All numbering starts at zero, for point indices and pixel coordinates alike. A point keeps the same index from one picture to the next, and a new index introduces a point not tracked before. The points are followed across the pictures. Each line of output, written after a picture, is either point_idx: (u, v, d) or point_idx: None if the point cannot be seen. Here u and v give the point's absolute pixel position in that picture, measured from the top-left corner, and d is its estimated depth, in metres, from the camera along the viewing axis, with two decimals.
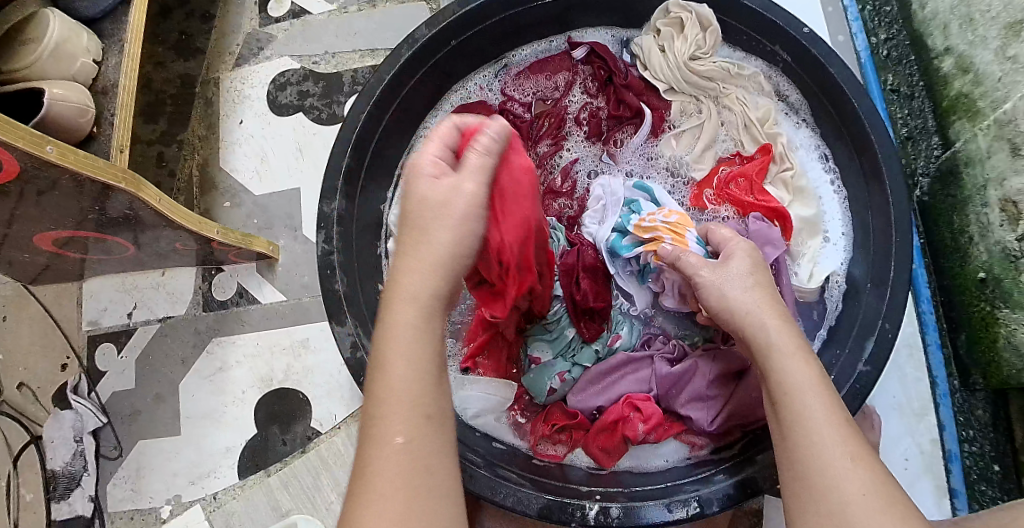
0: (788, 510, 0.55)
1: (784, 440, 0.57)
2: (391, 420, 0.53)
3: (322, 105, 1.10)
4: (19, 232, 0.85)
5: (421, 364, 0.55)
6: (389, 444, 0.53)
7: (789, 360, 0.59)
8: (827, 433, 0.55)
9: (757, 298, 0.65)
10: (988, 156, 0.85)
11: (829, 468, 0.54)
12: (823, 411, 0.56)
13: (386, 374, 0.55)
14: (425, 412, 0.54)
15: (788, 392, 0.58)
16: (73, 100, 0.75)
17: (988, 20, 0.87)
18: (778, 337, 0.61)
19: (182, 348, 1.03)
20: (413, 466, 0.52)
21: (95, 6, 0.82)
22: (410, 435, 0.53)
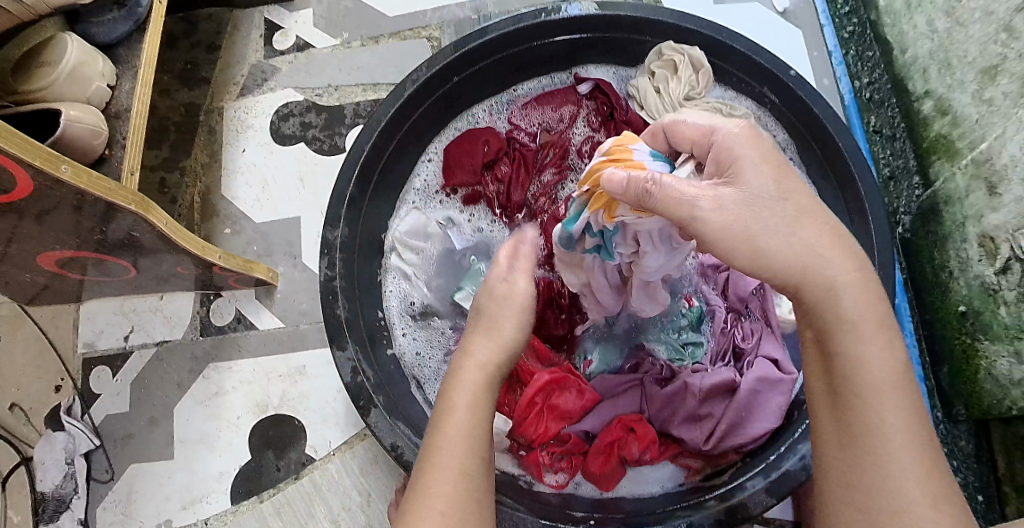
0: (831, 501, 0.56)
1: (848, 433, 0.56)
2: (447, 451, 0.59)
3: (324, 136, 1.13)
4: (20, 251, 0.86)
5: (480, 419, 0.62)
6: (443, 469, 0.58)
7: (868, 345, 0.56)
8: (898, 443, 0.54)
9: (811, 237, 0.59)
10: (966, 195, 0.89)
11: (899, 465, 0.53)
12: (898, 416, 0.55)
13: (447, 419, 0.62)
14: (478, 451, 0.60)
15: (860, 384, 0.56)
16: (87, 122, 0.77)
17: (964, 65, 0.92)
18: (859, 315, 0.57)
19: (178, 371, 1.03)
20: (463, 494, 0.57)
21: (110, 33, 0.84)
22: (463, 467, 0.58)
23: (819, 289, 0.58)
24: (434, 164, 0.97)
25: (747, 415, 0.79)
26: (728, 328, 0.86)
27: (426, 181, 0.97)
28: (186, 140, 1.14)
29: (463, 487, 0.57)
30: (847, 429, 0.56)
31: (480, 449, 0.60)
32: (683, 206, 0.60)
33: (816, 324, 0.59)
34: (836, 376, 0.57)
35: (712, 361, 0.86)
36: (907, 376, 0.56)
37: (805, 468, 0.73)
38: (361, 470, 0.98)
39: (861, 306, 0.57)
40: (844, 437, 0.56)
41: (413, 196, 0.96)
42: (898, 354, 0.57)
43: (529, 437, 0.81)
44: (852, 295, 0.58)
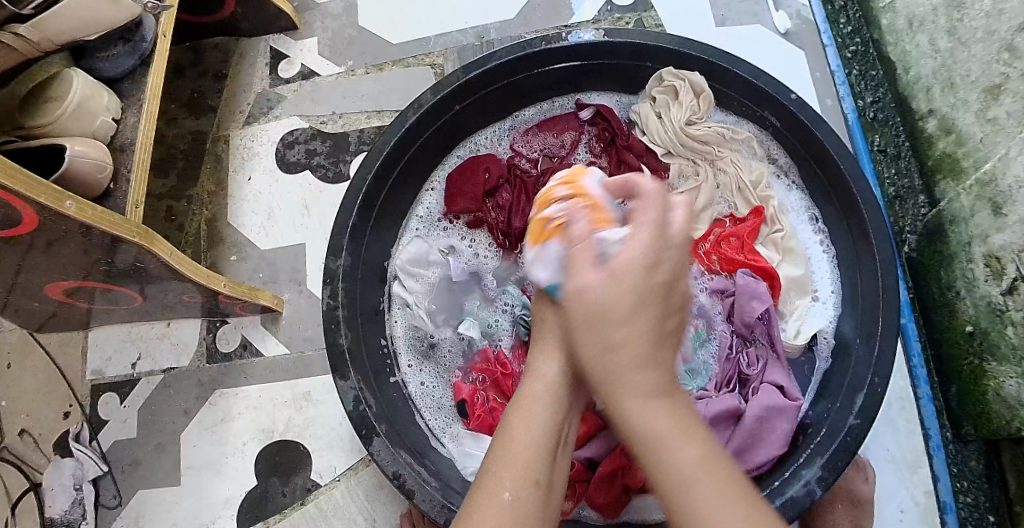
0: None
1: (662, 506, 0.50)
2: (500, 478, 0.51)
3: (329, 163, 1.14)
4: (29, 280, 0.88)
5: (535, 451, 0.53)
6: (491, 499, 0.50)
7: (638, 402, 0.52)
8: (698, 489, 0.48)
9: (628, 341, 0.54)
10: (971, 215, 0.88)
11: (713, 519, 0.47)
12: (688, 460, 0.49)
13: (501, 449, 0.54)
14: (534, 478, 0.52)
15: (648, 443, 0.51)
16: (92, 156, 0.78)
17: (967, 84, 0.92)
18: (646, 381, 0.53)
19: (185, 398, 1.04)
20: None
21: (116, 67, 0.85)
22: (517, 493, 0.50)
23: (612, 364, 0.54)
24: (437, 194, 0.98)
25: (752, 443, 0.78)
26: (734, 354, 0.85)
27: (429, 209, 0.97)
28: (193, 169, 1.15)
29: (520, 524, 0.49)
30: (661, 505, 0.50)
31: (535, 476, 0.52)
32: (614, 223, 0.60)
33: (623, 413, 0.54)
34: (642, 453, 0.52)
35: (718, 388, 0.84)
36: (688, 419, 0.52)
37: (809, 494, 0.74)
38: (367, 496, 0.97)
39: (618, 364, 0.54)
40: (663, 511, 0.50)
41: (417, 224, 0.97)
42: (668, 395, 0.53)
43: None
44: (632, 365, 0.53)
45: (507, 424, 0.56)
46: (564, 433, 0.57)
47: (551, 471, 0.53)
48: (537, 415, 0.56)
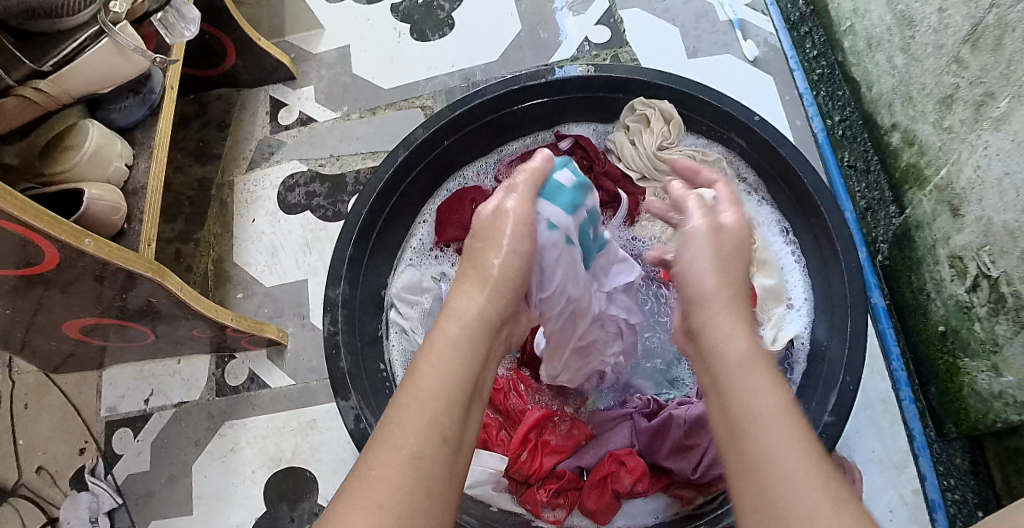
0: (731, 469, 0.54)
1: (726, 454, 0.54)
2: (404, 433, 0.56)
3: (328, 204, 1.20)
4: (47, 320, 0.93)
5: (440, 401, 0.58)
6: (391, 450, 0.55)
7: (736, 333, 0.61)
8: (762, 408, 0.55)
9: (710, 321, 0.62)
10: (934, 219, 0.93)
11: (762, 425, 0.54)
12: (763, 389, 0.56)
13: (414, 392, 0.59)
14: (440, 433, 0.57)
15: (729, 363, 0.58)
16: (108, 200, 0.84)
17: (923, 97, 0.97)
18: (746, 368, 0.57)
19: (196, 430, 1.08)
20: (417, 479, 0.54)
21: (128, 117, 0.92)
22: (419, 451, 0.55)
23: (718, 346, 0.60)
24: (428, 225, 1.04)
25: None
26: None
27: (422, 240, 1.03)
28: (199, 213, 1.22)
29: (416, 474, 0.54)
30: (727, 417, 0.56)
31: (441, 432, 0.57)
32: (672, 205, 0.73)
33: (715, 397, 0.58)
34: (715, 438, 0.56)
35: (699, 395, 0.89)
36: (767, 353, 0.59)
37: None
38: None
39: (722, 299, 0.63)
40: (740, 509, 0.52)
41: (411, 255, 1.03)
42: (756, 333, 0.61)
43: (523, 473, 0.84)
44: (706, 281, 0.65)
45: (415, 370, 0.61)
46: (477, 386, 0.62)
47: (461, 428, 0.59)
48: (448, 365, 0.61)
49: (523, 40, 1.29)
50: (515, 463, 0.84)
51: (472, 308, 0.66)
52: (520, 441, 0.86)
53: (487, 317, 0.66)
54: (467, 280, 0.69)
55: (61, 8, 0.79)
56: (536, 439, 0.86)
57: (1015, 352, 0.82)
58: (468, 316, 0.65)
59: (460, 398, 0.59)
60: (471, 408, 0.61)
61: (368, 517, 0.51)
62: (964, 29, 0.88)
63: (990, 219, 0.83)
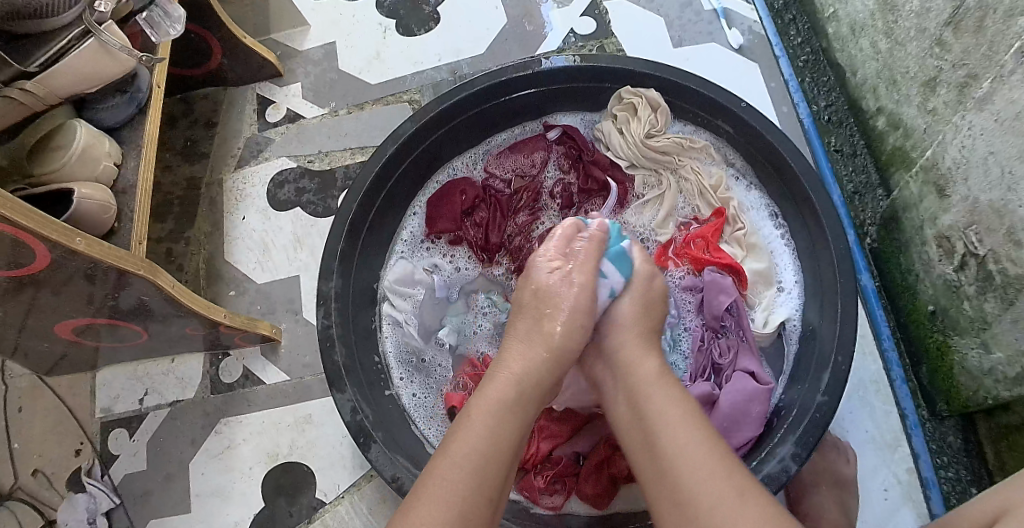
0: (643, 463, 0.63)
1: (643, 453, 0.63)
2: (448, 485, 0.60)
3: (319, 199, 1.20)
4: (40, 321, 0.93)
5: (487, 459, 0.62)
6: (433, 501, 0.59)
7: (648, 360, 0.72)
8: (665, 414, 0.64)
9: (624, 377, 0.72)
10: (921, 200, 0.93)
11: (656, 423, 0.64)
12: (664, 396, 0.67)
13: (465, 437, 0.63)
14: (487, 495, 0.61)
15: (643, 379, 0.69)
16: (98, 198, 0.83)
17: (908, 80, 0.97)
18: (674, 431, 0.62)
19: (191, 429, 1.08)
20: (459, 527, 0.58)
21: (116, 117, 0.91)
22: (467, 508, 0.59)
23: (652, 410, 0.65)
24: (420, 218, 1.04)
25: (732, 426, 0.82)
26: (705, 345, 0.91)
27: (412, 232, 1.03)
28: (189, 211, 1.21)
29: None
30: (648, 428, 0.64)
31: (488, 492, 0.61)
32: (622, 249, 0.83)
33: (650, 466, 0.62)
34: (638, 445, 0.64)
35: (694, 378, 0.90)
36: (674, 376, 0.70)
37: (785, 470, 0.77)
38: (370, 510, 1.01)
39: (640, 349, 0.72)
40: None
41: (402, 247, 1.02)
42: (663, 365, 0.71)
43: (521, 458, 0.86)
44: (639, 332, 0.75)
45: (461, 425, 0.65)
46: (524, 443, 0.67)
47: (502, 488, 0.62)
48: (500, 427, 0.65)
49: (509, 33, 1.29)
50: None
51: (521, 368, 0.71)
52: None
53: (536, 384, 0.71)
54: (530, 341, 0.74)
55: (45, 9, 0.77)
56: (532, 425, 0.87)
57: (1005, 328, 0.82)
58: (523, 376, 0.71)
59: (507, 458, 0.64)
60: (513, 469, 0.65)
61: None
62: (945, 12, 0.88)
63: (976, 198, 0.83)
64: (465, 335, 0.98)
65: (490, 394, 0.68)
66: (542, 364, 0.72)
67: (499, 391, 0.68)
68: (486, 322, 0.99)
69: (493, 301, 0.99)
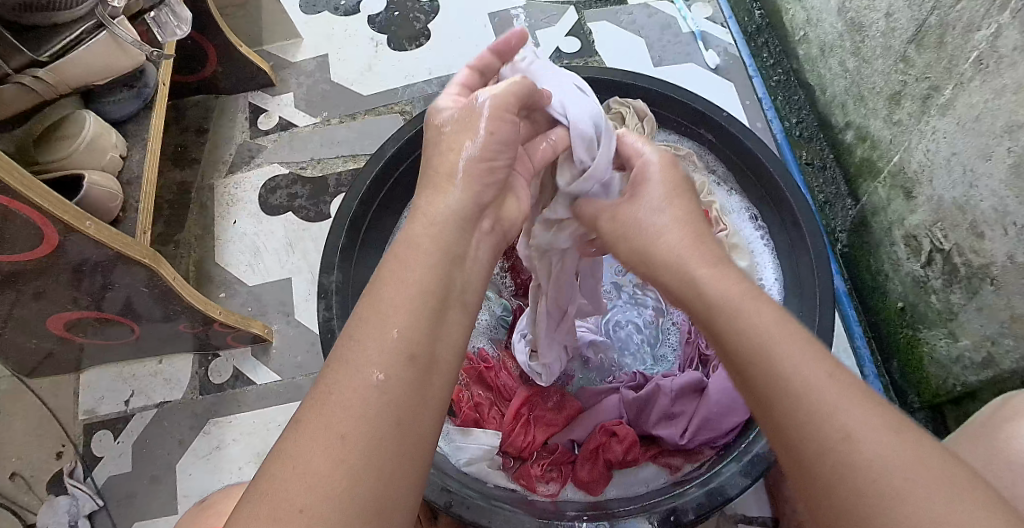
0: (777, 435, 0.50)
1: (768, 418, 0.51)
2: (362, 354, 0.49)
3: (311, 205, 1.22)
4: (32, 313, 0.92)
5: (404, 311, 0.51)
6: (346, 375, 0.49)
7: (741, 312, 0.55)
8: (777, 349, 0.52)
9: (676, 241, 0.63)
10: (889, 204, 0.99)
11: (772, 369, 0.51)
12: (784, 351, 0.51)
13: (372, 291, 0.53)
14: (407, 352, 0.50)
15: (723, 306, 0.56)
16: (107, 186, 0.84)
17: (875, 96, 1.05)
18: (760, 330, 0.53)
19: (179, 430, 1.07)
20: (385, 400, 0.48)
21: (121, 111, 0.93)
22: (387, 372, 0.49)
23: (724, 321, 0.55)
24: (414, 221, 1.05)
25: (723, 411, 0.85)
26: (693, 337, 0.95)
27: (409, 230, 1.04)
28: (180, 215, 1.22)
29: (373, 397, 0.48)
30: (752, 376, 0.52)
31: (410, 348, 0.51)
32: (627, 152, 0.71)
33: (739, 384, 0.54)
34: (755, 382, 0.52)
35: (683, 368, 0.94)
36: (787, 326, 0.53)
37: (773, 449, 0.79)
38: None
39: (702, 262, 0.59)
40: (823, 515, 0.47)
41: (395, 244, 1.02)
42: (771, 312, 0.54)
43: (517, 447, 0.89)
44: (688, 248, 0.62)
45: (373, 298, 0.53)
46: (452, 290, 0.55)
47: (431, 343, 0.52)
48: (408, 273, 0.54)
49: None
50: (509, 440, 0.89)
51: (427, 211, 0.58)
52: (515, 416, 0.92)
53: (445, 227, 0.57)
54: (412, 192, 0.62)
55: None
56: (529, 415, 0.92)
57: (969, 317, 0.87)
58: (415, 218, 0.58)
59: (427, 313, 0.52)
60: (446, 316, 0.54)
61: (326, 449, 0.46)
62: (910, 30, 0.95)
63: (940, 197, 0.89)
64: None
65: (403, 253, 0.55)
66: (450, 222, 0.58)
67: (417, 254, 0.55)
68: (484, 325, 1.00)
69: (485, 298, 1.01)
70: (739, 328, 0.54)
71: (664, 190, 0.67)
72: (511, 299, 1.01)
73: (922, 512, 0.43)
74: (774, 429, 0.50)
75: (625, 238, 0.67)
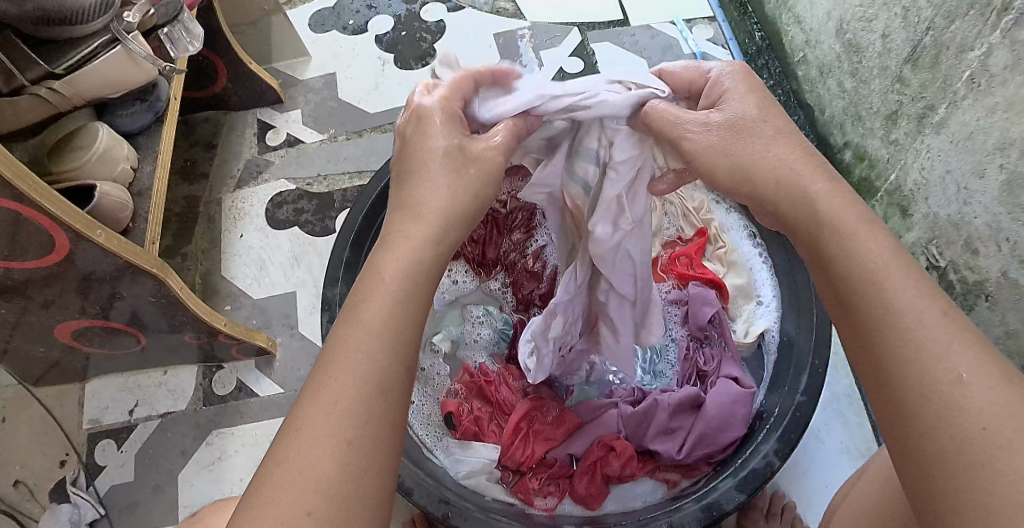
0: (878, 367, 0.48)
1: (874, 346, 0.49)
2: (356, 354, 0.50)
3: (317, 220, 1.24)
4: (40, 322, 0.94)
5: (402, 319, 0.51)
6: (342, 374, 0.49)
7: (854, 240, 0.52)
8: (898, 281, 0.49)
9: (784, 154, 0.57)
10: (886, 222, 1.00)
11: (887, 298, 0.49)
12: (907, 284, 0.49)
13: (371, 289, 0.52)
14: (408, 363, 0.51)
15: (829, 223, 0.54)
16: (117, 196, 0.86)
17: (872, 116, 1.06)
18: (873, 259, 0.51)
19: (182, 440, 1.08)
20: (371, 403, 0.49)
21: (133, 123, 0.95)
22: (381, 379, 0.50)
23: (834, 245, 0.53)
24: None
25: (720, 426, 0.86)
26: (691, 354, 0.96)
27: None
28: (188, 228, 1.24)
29: (377, 406, 0.49)
30: (860, 300, 0.50)
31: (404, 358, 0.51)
32: (682, 81, 0.65)
33: (843, 313, 0.52)
34: (868, 309, 0.50)
35: (680, 384, 0.95)
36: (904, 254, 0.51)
37: (769, 464, 0.80)
38: None
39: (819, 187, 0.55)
40: (914, 459, 0.46)
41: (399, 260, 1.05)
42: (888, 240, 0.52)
43: (516, 461, 0.89)
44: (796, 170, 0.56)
45: (365, 294, 0.52)
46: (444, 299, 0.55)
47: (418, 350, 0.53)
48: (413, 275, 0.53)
49: None
50: (507, 454, 0.90)
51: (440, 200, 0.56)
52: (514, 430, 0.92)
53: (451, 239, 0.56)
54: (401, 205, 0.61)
55: (76, 16, 0.81)
56: (527, 428, 0.92)
57: None
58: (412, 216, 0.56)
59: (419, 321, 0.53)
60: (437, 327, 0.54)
61: (331, 453, 0.47)
62: (905, 51, 0.97)
63: (936, 215, 0.90)
64: (460, 347, 1.01)
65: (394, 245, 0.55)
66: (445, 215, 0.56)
67: (410, 244, 0.54)
68: (485, 342, 1.02)
69: (487, 313, 1.03)
70: (850, 253, 0.52)
71: (755, 99, 0.60)
72: (512, 314, 1.03)
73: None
74: (876, 364, 0.49)
75: (726, 151, 0.58)
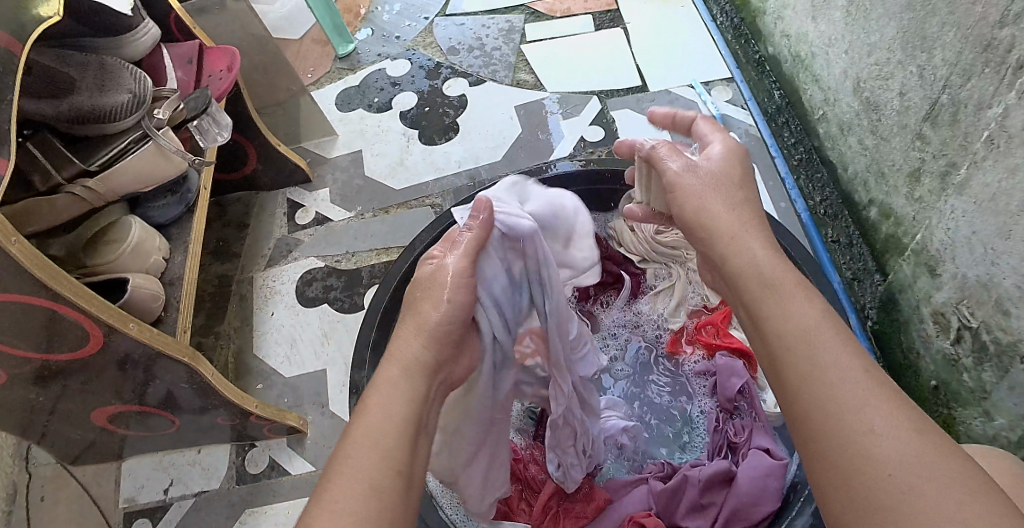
0: (805, 427, 0.55)
1: (804, 405, 0.56)
2: (348, 472, 0.55)
3: (345, 296, 1.27)
4: (78, 409, 0.96)
5: (390, 434, 0.57)
6: (341, 481, 0.54)
7: (790, 300, 0.60)
8: (823, 342, 0.57)
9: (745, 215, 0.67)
10: (915, 281, 0.99)
11: (815, 356, 0.57)
12: (830, 346, 0.57)
13: (361, 417, 0.58)
14: (394, 469, 0.55)
15: (771, 285, 0.62)
16: (149, 287, 0.90)
17: (896, 175, 1.05)
18: (805, 321, 0.58)
19: (215, 519, 1.09)
20: (371, 504, 0.53)
21: (166, 214, 1.01)
22: (375, 483, 0.54)
23: (769, 301, 0.61)
24: None
25: (750, 500, 0.83)
26: (721, 425, 0.94)
27: None
28: (220, 308, 1.27)
29: (373, 506, 0.53)
30: (787, 361, 0.58)
31: (397, 466, 0.56)
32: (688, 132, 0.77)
33: (774, 376, 0.60)
34: (793, 370, 0.57)
35: (711, 456, 0.93)
36: (833, 316, 0.59)
37: None
38: None
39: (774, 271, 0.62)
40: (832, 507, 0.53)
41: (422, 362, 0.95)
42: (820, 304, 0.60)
43: None
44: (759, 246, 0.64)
45: (358, 419, 0.58)
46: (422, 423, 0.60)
47: (412, 462, 0.57)
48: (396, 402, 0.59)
49: (524, 141, 1.41)
50: None
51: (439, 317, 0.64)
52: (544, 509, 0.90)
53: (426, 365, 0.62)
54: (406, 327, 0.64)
55: (109, 114, 0.89)
56: (553, 507, 0.90)
57: (1002, 396, 0.85)
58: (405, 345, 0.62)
59: (410, 430, 0.58)
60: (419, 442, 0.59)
61: None
62: (923, 109, 0.97)
63: (964, 275, 0.88)
64: None
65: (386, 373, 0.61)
66: (421, 336, 0.63)
67: (389, 371, 0.61)
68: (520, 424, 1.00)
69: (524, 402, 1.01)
70: (783, 313, 0.60)
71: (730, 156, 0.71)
72: None
73: (933, 505, 0.49)
74: (802, 420, 0.56)
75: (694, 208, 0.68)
